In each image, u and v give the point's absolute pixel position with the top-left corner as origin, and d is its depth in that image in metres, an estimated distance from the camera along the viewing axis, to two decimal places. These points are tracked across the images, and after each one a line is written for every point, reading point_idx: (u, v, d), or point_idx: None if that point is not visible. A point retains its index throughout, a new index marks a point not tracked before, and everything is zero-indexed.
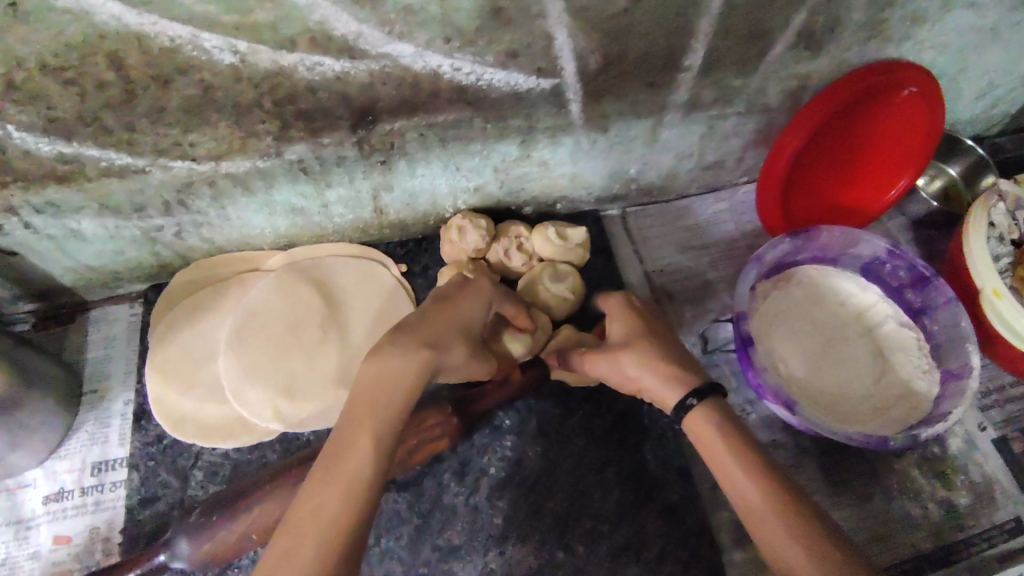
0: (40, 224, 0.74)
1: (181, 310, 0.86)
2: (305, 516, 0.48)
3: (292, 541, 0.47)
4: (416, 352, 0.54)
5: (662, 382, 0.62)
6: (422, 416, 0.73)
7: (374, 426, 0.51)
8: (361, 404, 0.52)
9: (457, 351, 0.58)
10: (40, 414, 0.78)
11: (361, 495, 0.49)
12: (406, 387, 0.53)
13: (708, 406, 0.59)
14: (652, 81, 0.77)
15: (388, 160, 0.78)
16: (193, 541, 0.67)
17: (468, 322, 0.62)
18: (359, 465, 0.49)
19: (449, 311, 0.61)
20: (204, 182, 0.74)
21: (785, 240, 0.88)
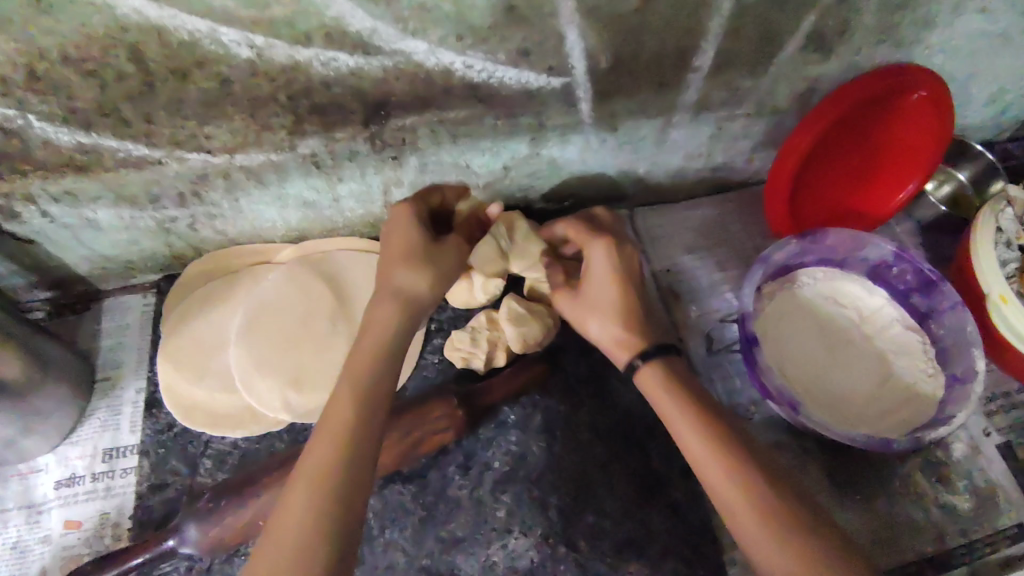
0: (57, 213, 0.75)
1: (193, 301, 0.88)
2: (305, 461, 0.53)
3: (293, 486, 0.52)
4: (375, 306, 0.63)
5: (619, 345, 0.68)
6: (427, 403, 0.75)
7: (353, 377, 0.58)
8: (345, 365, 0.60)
9: (407, 270, 0.64)
10: (53, 399, 0.80)
11: (348, 429, 0.55)
12: (381, 338, 0.61)
13: (655, 363, 0.66)
14: (662, 81, 0.78)
15: (399, 155, 0.79)
16: (201, 526, 0.68)
17: (409, 238, 0.66)
18: (343, 409, 0.56)
19: (388, 248, 0.66)
20: (219, 174, 0.75)
21: (793, 241, 0.88)
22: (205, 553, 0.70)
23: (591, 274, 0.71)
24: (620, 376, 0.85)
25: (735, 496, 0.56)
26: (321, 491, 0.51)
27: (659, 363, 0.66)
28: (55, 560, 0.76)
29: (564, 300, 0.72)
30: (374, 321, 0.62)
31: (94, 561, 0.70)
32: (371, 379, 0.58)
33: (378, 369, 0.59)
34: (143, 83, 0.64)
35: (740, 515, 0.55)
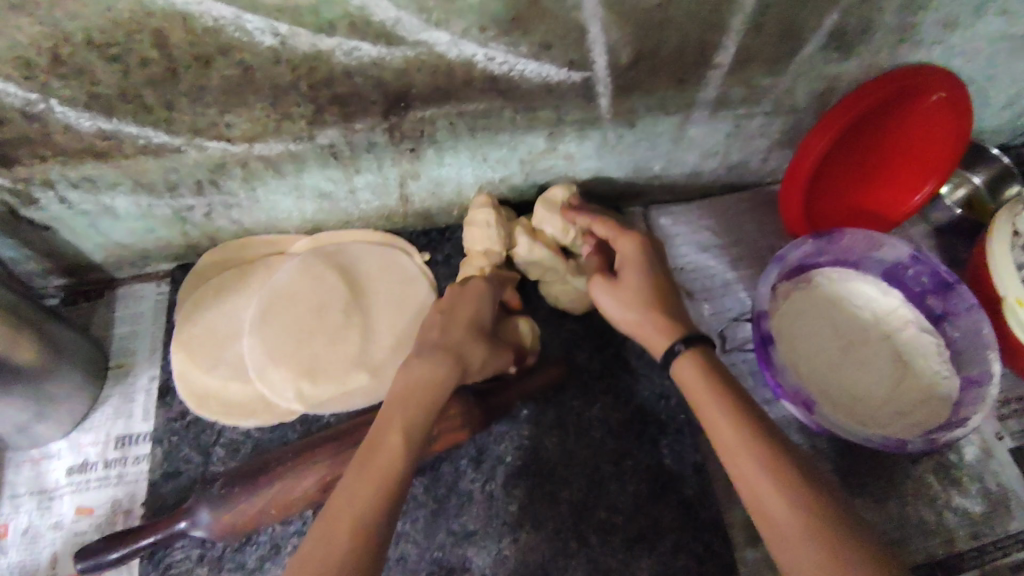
0: (75, 199, 0.76)
1: (206, 290, 0.87)
2: (343, 507, 0.54)
3: (326, 529, 0.53)
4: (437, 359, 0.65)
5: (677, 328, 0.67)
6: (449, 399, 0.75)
7: (403, 426, 0.60)
8: (395, 413, 0.61)
9: (478, 349, 0.69)
10: (67, 386, 0.80)
11: (388, 491, 0.56)
12: (429, 386, 0.63)
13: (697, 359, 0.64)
14: (682, 77, 0.78)
15: (417, 147, 0.79)
16: (214, 510, 0.68)
17: (479, 317, 0.71)
18: (388, 466, 0.57)
19: (457, 317, 0.70)
20: (237, 163, 0.76)
21: (808, 241, 0.87)
22: (219, 537, 0.70)
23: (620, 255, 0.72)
24: (633, 372, 0.85)
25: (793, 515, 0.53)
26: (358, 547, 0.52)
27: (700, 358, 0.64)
28: (67, 546, 0.76)
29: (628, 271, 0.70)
30: (424, 376, 0.64)
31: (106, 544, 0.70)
32: (416, 431, 0.61)
33: (425, 422, 0.61)
34: (166, 69, 0.64)
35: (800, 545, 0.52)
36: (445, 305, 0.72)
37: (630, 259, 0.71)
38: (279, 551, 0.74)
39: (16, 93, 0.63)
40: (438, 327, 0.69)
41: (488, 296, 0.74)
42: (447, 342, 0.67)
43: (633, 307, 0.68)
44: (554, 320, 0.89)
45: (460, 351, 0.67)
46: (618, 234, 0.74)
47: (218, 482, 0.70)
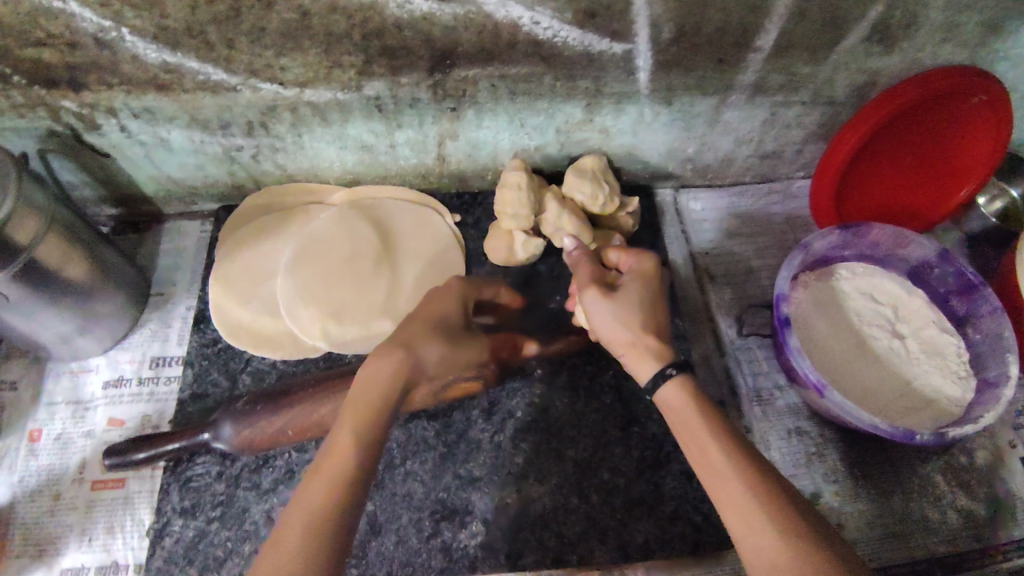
0: (134, 128, 0.81)
1: (246, 230, 0.91)
2: (294, 516, 0.52)
3: (277, 543, 0.51)
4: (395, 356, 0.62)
5: (650, 358, 0.66)
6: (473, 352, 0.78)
7: (355, 427, 0.57)
8: (344, 416, 0.58)
9: (434, 344, 0.65)
10: (110, 306, 0.85)
11: (337, 498, 0.53)
12: (385, 384, 0.60)
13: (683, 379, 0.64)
14: (722, 59, 0.80)
15: (457, 107, 0.83)
16: (236, 425, 0.74)
17: (441, 313, 0.69)
18: (342, 468, 0.55)
19: (418, 315, 0.69)
20: (287, 108, 0.80)
21: (835, 231, 0.88)
22: (240, 448, 0.74)
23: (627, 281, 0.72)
24: None
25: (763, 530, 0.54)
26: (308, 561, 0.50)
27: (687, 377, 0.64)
28: (96, 453, 0.81)
29: (621, 301, 0.69)
30: (379, 371, 0.61)
31: (133, 441, 0.75)
32: (371, 429, 0.58)
33: (380, 421, 0.59)
34: (230, 7, 0.67)
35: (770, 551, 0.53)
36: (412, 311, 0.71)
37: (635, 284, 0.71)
38: (292, 476, 0.77)
39: (92, 19, 0.67)
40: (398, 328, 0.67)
41: (455, 295, 0.72)
42: (401, 337, 0.64)
43: (631, 327, 0.67)
44: None
45: (414, 343, 0.64)
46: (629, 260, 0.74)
47: (244, 399, 0.76)
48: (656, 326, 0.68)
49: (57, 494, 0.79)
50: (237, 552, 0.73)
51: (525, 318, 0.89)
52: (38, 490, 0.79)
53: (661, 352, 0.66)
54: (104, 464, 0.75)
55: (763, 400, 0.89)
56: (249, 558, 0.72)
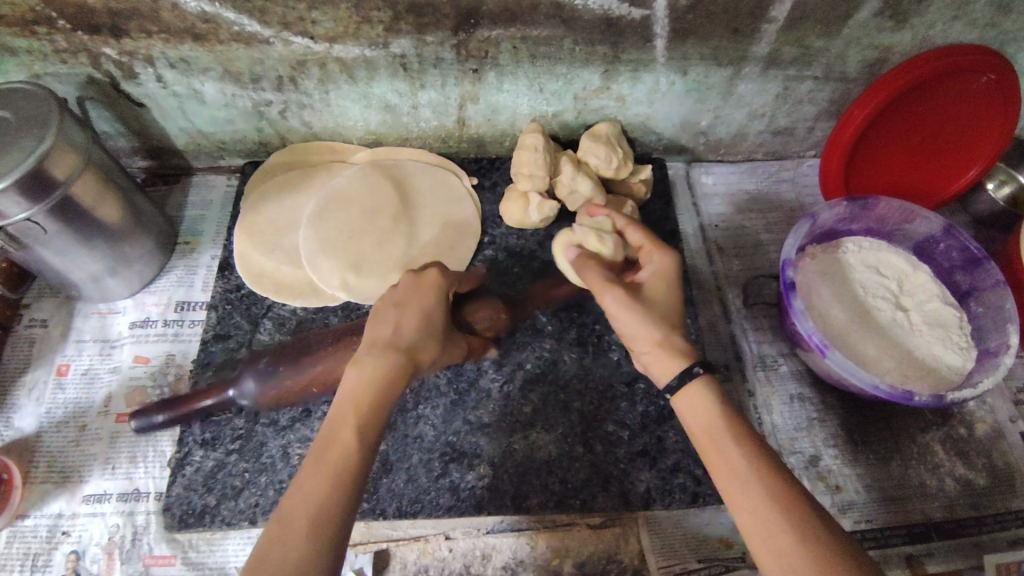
0: (170, 79, 0.84)
1: (270, 185, 0.95)
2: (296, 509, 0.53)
3: (280, 542, 0.51)
4: (394, 358, 0.62)
5: (674, 356, 0.64)
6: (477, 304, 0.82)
7: (356, 424, 0.58)
8: (348, 412, 0.59)
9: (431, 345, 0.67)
10: (140, 250, 0.88)
11: (344, 486, 0.55)
12: (386, 382, 0.61)
13: (706, 379, 0.63)
14: (737, 29, 0.82)
15: (480, 68, 0.86)
16: (259, 381, 0.76)
17: (434, 306, 0.68)
18: (345, 464, 0.56)
19: (410, 308, 0.67)
20: (316, 63, 0.83)
21: (843, 203, 0.90)
22: (261, 404, 0.77)
23: (647, 276, 0.70)
24: None
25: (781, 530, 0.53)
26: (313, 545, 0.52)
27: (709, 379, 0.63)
28: (121, 387, 0.84)
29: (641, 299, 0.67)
30: (375, 371, 0.61)
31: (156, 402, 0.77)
32: (372, 430, 0.59)
33: (379, 422, 0.60)
34: None
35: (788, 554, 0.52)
36: (389, 300, 0.68)
37: (658, 278, 0.70)
38: (309, 415, 0.79)
39: None
40: (385, 322, 0.66)
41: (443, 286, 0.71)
42: (398, 336, 0.64)
43: (658, 323, 0.66)
44: None
45: (411, 344, 0.65)
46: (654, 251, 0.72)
47: (264, 359, 0.78)
48: (676, 324, 0.67)
49: (82, 425, 0.82)
50: (254, 483, 0.76)
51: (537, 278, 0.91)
52: (64, 421, 0.83)
53: (684, 349, 0.65)
54: (132, 429, 0.77)
55: (767, 366, 0.91)
56: (265, 488, 0.75)
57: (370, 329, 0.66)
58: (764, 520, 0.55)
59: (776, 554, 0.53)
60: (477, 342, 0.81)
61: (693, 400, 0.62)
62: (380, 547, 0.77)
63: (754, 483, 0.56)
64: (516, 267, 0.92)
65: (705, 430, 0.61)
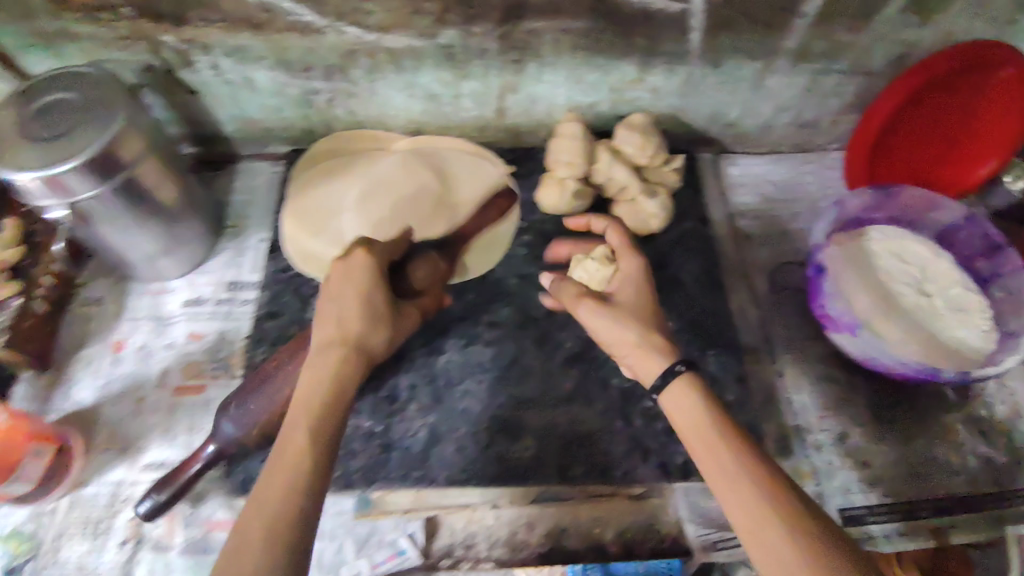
0: (225, 68, 0.88)
1: (317, 172, 0.98)
2: (259, 506, 0.58)
3: (243, 537, 0.56)
4: (338, 353, 0.69)
5: (648, 352, 0.72)
6: (418, 260, 0.81)
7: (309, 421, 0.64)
8: (296, 414, 0.64)
9: (377, 329, 0.72)
10: (194, 231, 0.92)
11: (299, 478, 0.60)
12: (334, 377, 0.67)
13: (690, 377, 0.69)
14: (769, 23, 0.86)
15: (522, 60, 0.89)
16: (236, 427, 0.75)
17: (369, 292, 0.73)
18: (296, 460, 0.61)
19: (347, 301, 0.72)
20: (366, 53, 0.87)
21: (868, 192, 0.95)
22: (241, 435, 0.75)
23: (621, 283, 0.81)
24: (685, 292, 0.94)
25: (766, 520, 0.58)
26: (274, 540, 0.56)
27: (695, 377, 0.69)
28: (176, 362, 0.88)
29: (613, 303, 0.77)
30: (323, 368, 0.67)
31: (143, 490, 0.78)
32: (325, 426, 0.64)
33: (332, 417, 0.65)
34: None
35: (774, 541, 0.57)
36: (325, 298, 0.73)
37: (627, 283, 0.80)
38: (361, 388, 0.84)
39: None
40: (325, 320, 0.72)
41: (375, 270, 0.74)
42: (343, 330, 0.70)
43: (629, 324, 0.74)
44: None
45: (351, 333, 0.71)
46: (625, 260, 0.83)
47: (231, 402, 0.77)
48: (650, 322, 0.75)
49: (140, 398, 0.86)
50: None
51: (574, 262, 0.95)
52: (123, 393, 0.86)
53: (658, 343, 0.72)
54: (141, 516, 0.76)
55: (794, 348, 0.95)
56: None
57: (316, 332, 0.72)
58: (756, 514, 0.59)
59: (768, 549, 0.57)
60: (428, 301, 0.81)
61: (678, 398, 0.68)
62: (430, 515, 0.81)
63: (747, 480, 0.61)
64: (554, 252, 0.95)
65: (697, 435, 0.66)
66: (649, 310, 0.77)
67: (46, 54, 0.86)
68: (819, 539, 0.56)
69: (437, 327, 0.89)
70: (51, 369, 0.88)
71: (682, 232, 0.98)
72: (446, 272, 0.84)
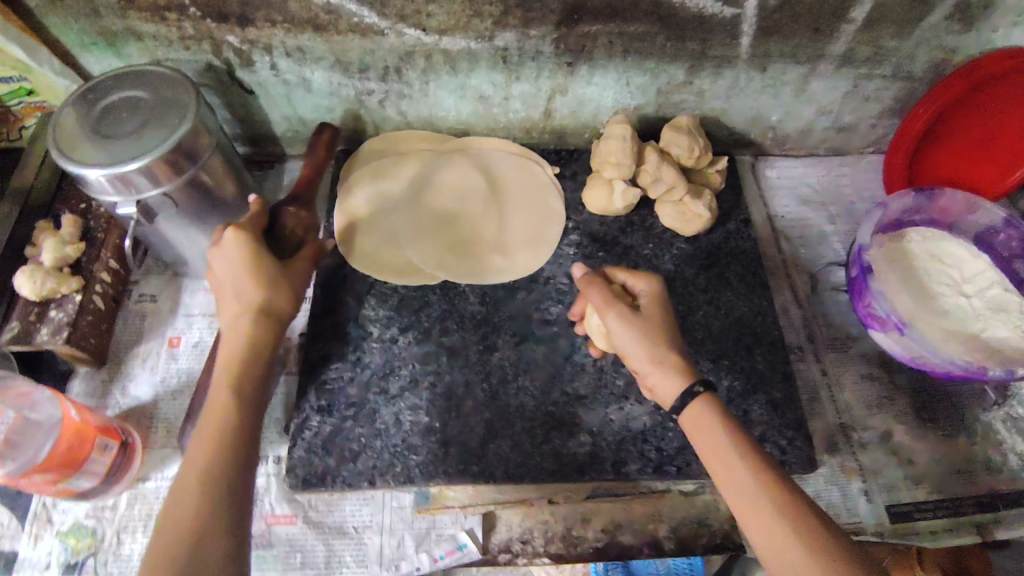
0: (283, 67, 0.89)
1: (366, 171, 0.99)
2: (188, 470, 0.62)
3: (178, 498, 0.60)
4: (247, 324, 0.71)
5: (671, 373, 0.69)
6: (281, 216, 0.86)
7: (230, 389, 0.67)
8: (220, 382, 0.68)
9: (276, 294, 0.73)
10: None
11: (225, 441, 0.64)
12: (249, 346, 0.70)
13: (708, 397, 0.67)
14: (818, 27, 0.88)
15: (574, 62, 0.91)
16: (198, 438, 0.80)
17: (264, 259, 0.73)
18: (220, 423, 0.65)
19: (234, 274, 0.72)
20: (423, 54, 0.88)
21: (911, 194, 0.97)
22: None
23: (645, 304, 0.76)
24: (733, 291, 0.95)
25: (790, 545, 0.58)
26: (209, 494, 0.60)
27: (711, 396, 0.67)
28: None
29: (630, 318, 0.73)
30: (239, 340, 0.70)
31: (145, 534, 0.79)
32: (246, 393, 0.68)
33: (251, 386, 0.69)
34: None
35: (797, 565, 0.57)
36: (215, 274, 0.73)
37: (651, 305, 0.75)
38: (416, 385, 0.85)
39: None
40: (226, 295, 0.73)
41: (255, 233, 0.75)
42: (244, 300, 0.71)
43: (652, 345, 0.71)
44: (665, 239, 0.98)
45: (259, 304, 0.72)
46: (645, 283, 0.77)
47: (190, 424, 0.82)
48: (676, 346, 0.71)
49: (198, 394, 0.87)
50: (370, 446, 0.81)
51: (621, 261, 0.96)
52: (179, 389, 0.87)
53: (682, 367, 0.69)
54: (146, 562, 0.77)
55: (837, 348, 0.97)
56: (381, 452, 0.81)
57: (222, 308, 0.73)
58: (774, 533, 0.59)
59: None
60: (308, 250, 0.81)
61: (696, 418, 0.67)
62: (487, 510, 0.83)
63: (764, 499, 0.61)
64: (601, 251, 0.97)
65: (714, 455, 0.65)
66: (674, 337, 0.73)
67: (107, 52, 0.87)
68: (850, 565, 0.55)
69: (490, 325, 0.90)
70: (107, 364, 0.89)
71: (726, 233, 0.99)
72: (308, 219, 0.89)
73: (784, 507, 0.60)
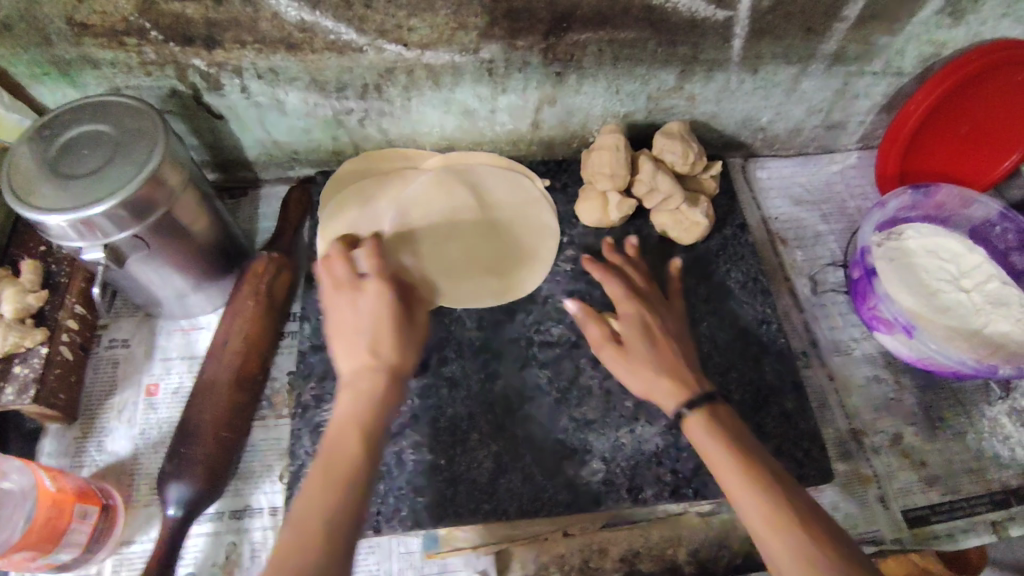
0: (254, 90, 0.84)
1: (345, 194, 0.93)
2: (307, 516, 0.56)
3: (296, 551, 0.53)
4: (384, 377, 0.66)
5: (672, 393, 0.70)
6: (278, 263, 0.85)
7: (360, 435, 0.62)
8: (346, 426, 0.62)
9: (410, 355, 0.70)
10: (224, 263, 0.86)
11: (353, 492, 0.58)
12: (383, 397, 0.65)
13: (701, 408, 0.68)
14: (810, 27, 0.86)
15: (563, 72, 0.87)
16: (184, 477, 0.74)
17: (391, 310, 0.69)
18: (347, 467, 0.59)
19: (369, 321, 0.68)
20: (405, 70, 0.83)
21: (907, 191, 0.96)
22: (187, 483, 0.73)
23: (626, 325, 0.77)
24: (734, 299, 0.92)
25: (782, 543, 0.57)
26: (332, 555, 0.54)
27: (704, 409, 0.68)
28: None
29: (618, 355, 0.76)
30: (368, 387, 0.65)
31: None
32: (374, 444, 0.62)
33: (377, 440, 0.63)
34: None
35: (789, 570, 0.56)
36: (341, 316, 0.69)
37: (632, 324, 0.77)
38: (418, 421, 0.80)
39: None
40: (353, 339, 0.67)
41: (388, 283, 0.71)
42: (377, 348, 0.67)
43: (641, 376, 0.73)
44: (663, 249, 0.95)
45: (395, 364, 0.67)
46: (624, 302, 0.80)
47: (174, 458, 0.75)
48: (672, 366, 0.72)
49: None
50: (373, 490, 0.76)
51: None
52: (160, 442, 0.81)
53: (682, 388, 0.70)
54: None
55: (841, 351, 0.95)
56: (386, 495, 0.76)
57: (341, 352, 0.68)
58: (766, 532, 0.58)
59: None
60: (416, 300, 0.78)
61: (694, 431, 0.67)
62: (501, 548, 0.79)
63: (758, 495, 0.60)
64: None
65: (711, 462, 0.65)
66: (670, 353, 0.73)
67: (61, 82, 0.80)
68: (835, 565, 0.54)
69: (490, 351, 0.86)
70: (78, 420, 0.82)
71: (723, 239, 0.97)
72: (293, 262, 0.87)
73: (776, 519, 0.58)
